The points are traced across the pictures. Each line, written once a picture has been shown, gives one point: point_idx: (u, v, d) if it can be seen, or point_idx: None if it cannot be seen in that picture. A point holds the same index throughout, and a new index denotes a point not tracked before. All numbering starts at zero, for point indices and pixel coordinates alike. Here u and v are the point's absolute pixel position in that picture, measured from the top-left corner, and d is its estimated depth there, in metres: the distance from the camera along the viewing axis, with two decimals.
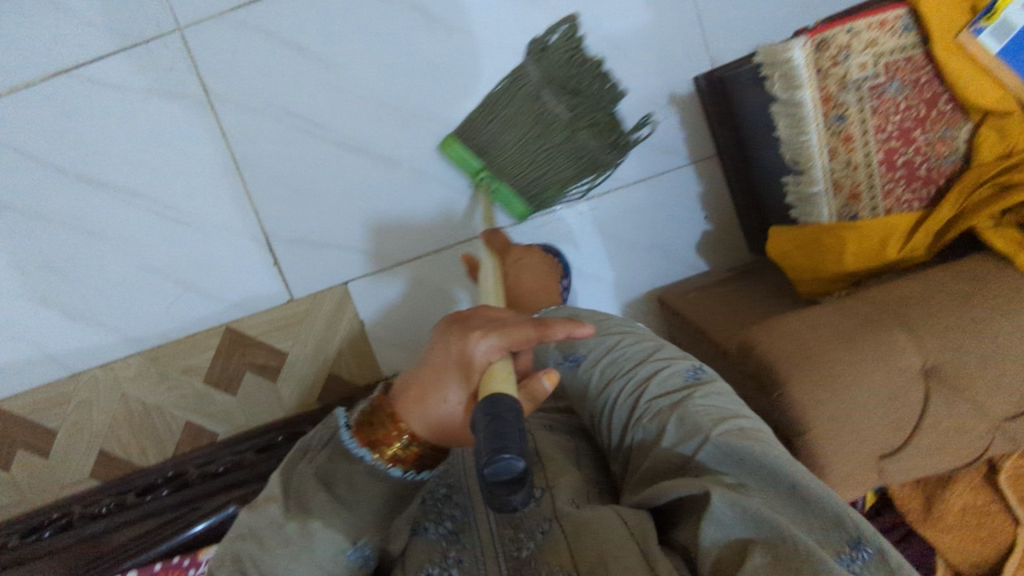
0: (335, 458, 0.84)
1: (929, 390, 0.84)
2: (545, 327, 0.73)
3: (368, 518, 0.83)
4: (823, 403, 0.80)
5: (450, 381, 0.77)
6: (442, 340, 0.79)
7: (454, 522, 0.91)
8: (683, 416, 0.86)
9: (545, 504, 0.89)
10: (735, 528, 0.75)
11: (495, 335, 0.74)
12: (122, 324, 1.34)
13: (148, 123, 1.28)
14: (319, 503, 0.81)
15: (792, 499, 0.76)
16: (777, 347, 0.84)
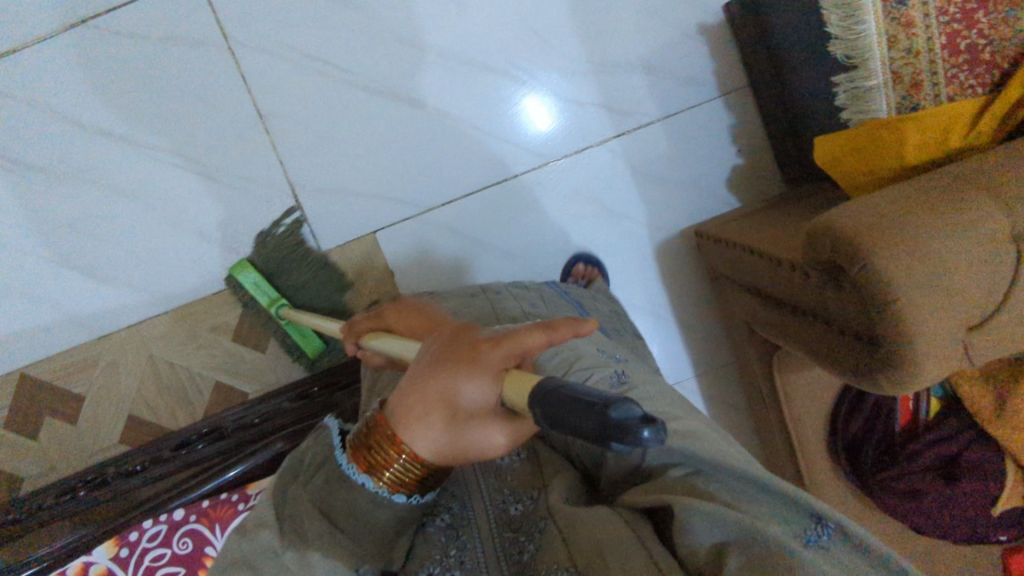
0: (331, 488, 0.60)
1: (1017, 278, 0.60)
2: (556, 327, 0.51)
3: (375, 541, 0.61)
4: (926, 297, 0.59)
5: (453, 390, 0.53)
6: (435, 355, 0.55)
7: (453, 516, 0.72)
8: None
9: (539, 506, 0.69)
10: (716, 529, 0.56)
11: (512, 339, 0.51)
12: (147, 283, 1.32)
13: (168, 74, 1.25)
14: (318, 533, 0.59)
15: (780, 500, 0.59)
16: (858, 219, 0.63)
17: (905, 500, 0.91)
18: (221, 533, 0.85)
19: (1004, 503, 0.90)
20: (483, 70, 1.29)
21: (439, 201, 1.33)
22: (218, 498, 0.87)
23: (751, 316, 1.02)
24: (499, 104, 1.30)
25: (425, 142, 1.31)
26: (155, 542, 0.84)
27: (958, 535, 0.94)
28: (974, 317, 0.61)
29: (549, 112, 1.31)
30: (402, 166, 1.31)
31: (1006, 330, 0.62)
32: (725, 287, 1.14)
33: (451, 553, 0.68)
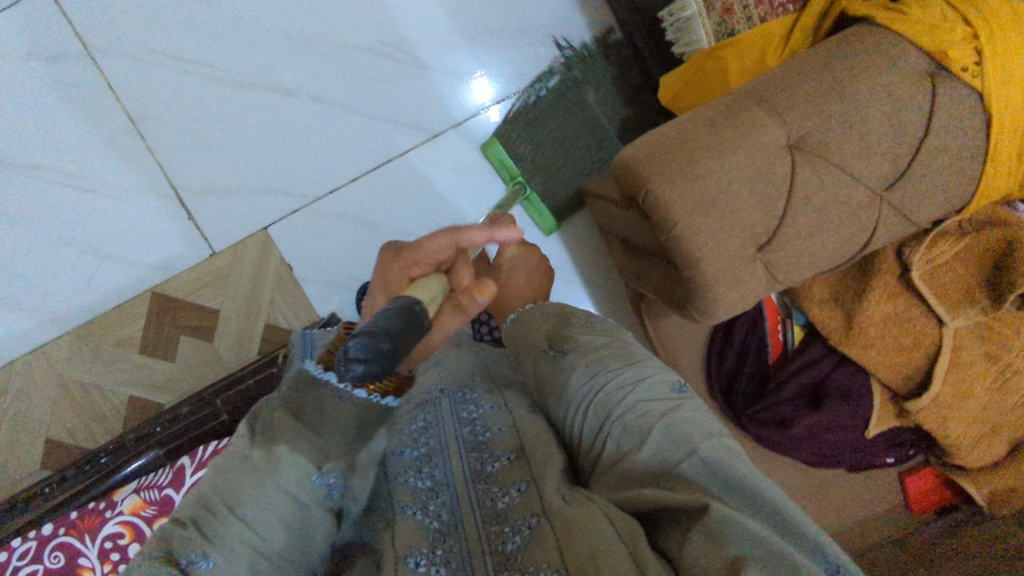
0: (306, 387, 0.68)
1: (794, 182, 0.67)
2: (458, 234, 0.69)
3: (347, 437, 0.67)
4: (701, 217, 0.64)
5: (387, 288, 0.70)
6: (384, 263, 0.74)
7: (436, 482, 0.69)
8: (672, 425, 0.71)
9: (532, 497, 0.66)
10: (731, 542, 0.57)
11: (425, 249, 0.69)
12: (46, 303, 1.29)
13: (32, 90, 1.22)
14: (289, 434, 0.64)
15: (777, 524, 0.61)
16: (642, 149, 0.67)
17: (775, 428, 0.97)
18: (91, 543, 0.84)
19: (876, 423, 0.96)
20: (352, 50, 1.27)
21: (326, 189, 1.30)
22: (87, 508, 0.85)
23: (620, 270, 1.07)
24: (373, 83, 1.28)
25: (303, 130, 1.28)
26: (24, 560, 0.84)
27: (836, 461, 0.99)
28: (761, 233, 0.67)
29: (425, 85, 1.29)
30: (283, 157, 1.28)
31: (801, 245, 0.70)
32: (609, 240, 1.12)
33: (439, 552, 0.62)
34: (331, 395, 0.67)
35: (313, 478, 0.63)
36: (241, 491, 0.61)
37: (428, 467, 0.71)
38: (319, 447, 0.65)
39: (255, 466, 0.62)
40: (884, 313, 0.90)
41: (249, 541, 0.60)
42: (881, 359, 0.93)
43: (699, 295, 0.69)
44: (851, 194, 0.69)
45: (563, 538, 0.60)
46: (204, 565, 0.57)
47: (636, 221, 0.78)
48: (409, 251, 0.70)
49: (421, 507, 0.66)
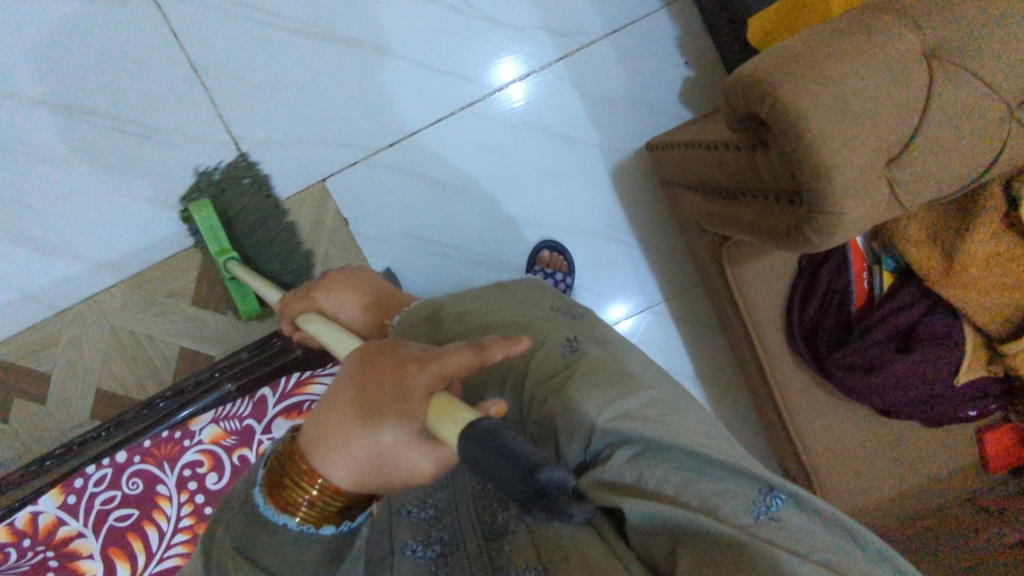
0: (251, 526, 0.50)
1: (930, 95, 0.57)
2: (482, 348, 0.42)
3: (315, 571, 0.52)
4: (836, 125, 0.56)
5: (383, 411, 0.44)
6: (377, 368, 0.46)
7: (441, 508, 0.61)
8: (571, 407, 0.53)
9: (522, 536, 0.54)
10: (659, 535, 0.47)
11: (434, 369, 0.43)
12: (96, 249, 1.25)
13: (96, 34, 1.20)
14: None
15: (702, 463, 0.48)
16: (764, 63, 0.61)
17: (860, 375, 0.86)
18: (170, 470, 0.84)
19: (965, 369, 0.84)
20: (417, 2, 1.26)
21: (387, 142, 1.29)
22: (162, 436, 0.85)
23: (702, 218, 0.98)
24: (436, 35, 1.27)
25: (364, 79, 1.27)
26: (101, 487, 0.83)
27: (922, 408, 0.89)
28: (892, 144, 0.58)
29: (488, 39, 1.28)
30: (343, 106, 1.27)
31: (932, 162, 0.59)
32: (678, 194, 1.11)
33: None
34: (288, 538, 0.50)
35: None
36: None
37: (435, 496, 0.63)
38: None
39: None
40: (989, 252, 0.75)
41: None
42: (980, 303, 0.79)
43: (819, 223, 0.62)
44: (997, 127, 0.58)
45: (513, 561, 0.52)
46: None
47: (755, 138, 0.69)
48: (409, 362, 0.44)
49: (421, 537, 0.58)
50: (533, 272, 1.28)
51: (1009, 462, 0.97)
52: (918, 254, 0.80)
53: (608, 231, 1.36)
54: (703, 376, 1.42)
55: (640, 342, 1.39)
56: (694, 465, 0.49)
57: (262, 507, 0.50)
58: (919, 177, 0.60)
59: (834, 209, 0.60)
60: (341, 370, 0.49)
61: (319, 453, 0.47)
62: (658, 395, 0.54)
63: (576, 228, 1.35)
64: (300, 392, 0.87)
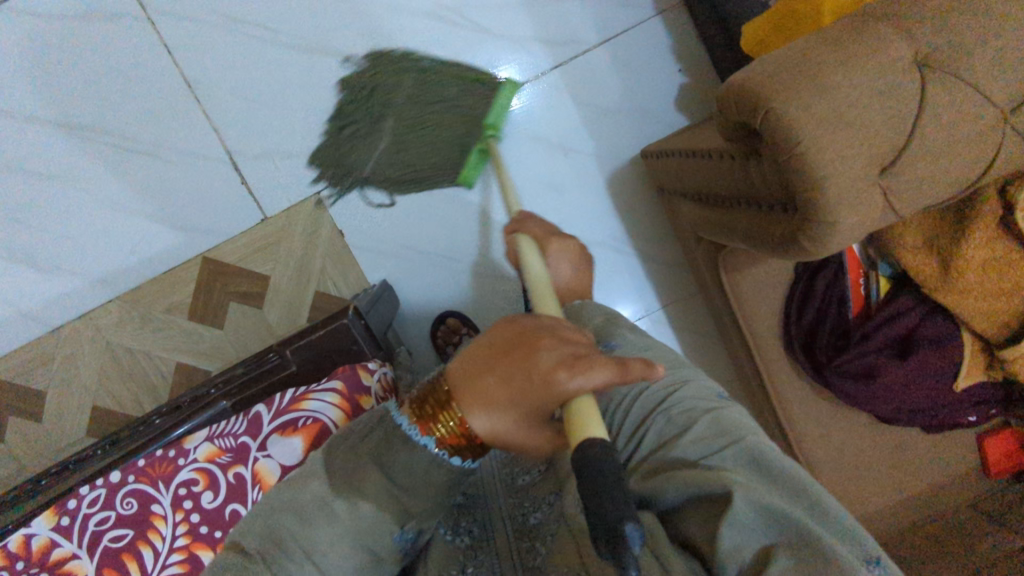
0: (391, 436, 0.55)
1: (924, 101, 0.56)
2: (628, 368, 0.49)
3: (430, 500, 0.56)
4: (828, 132, 0.56)
5: (523, 387, 0.51)
6: (522, 349, 0.52)
7: (473, 503, 0.68)
8: (719, 419, 0.56)
9: (555, 510, 0.58)
10: (756, 531, 0.47)
11: (583, 372, 0.49)
12: (90, 265, 1.24)
13: (92, 49, 1.20)
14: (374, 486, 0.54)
15: (816, 505, 0.47)
16: (759, 70, 0.61)
17: (860, 381, 0.85)
18: (165, 489, 0.83)
19: (965, 376, 0.84)
20: (412, 13, 1.26)
21: (382, 154, 1.29)
22: (157, 455, 0.85)
23: (698, 226, 0.97)
24: (432, 47, 1.27)
25: (358, 92, 1.27)
26: (96, 507, 0.82)
27: (922, 415, 0.89)
28: (885, 152, 0.58)
29: (482, 50, 1.28)
30: (338, 120, 1.27)
31: (927, 169, 0.59)
32: (674, 201, 1.10)
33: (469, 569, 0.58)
34: (421, 454, 0.54)
35: (392, 535, 0.54)
36: (315, 534, 0.52)
37: (470, 492, 0.70)
38: (402, 506, 0.54)
39: (335, 516, 0.53)
40: (985, 258, 0.75)
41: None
42: (978, 308, 0.78)
43: (815, 232, 0.61)
44: (992, 131, 0.58)
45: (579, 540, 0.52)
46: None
47: (750, 148, 0.69)
48: (557, 362, 0.50)
49: (453, 526, 0.63)
50: None
51: (1014, 467, 0.96)
52: (915, 259, 0.79)
53: (605, 239, 1.36)
54: None
55: None
56: (809, 510, 0.47)
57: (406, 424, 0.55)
58: (913, 182, 0.59)
59: (830, 217, 0.59)
60: (495, 338, 0.54)
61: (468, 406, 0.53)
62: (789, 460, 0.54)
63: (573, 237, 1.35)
64: (295, 408, 0.86)
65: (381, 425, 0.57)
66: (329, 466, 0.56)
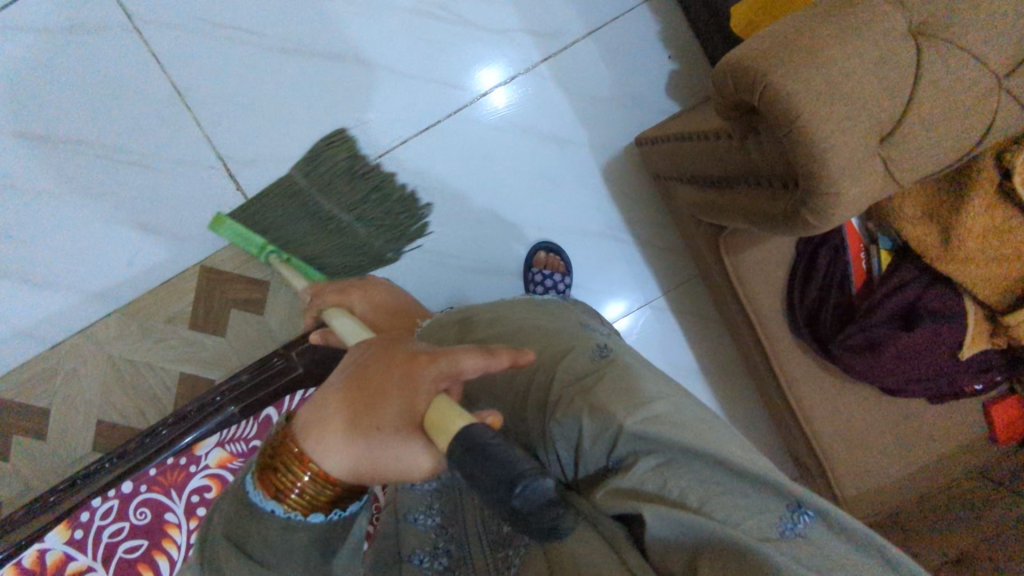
0: (242, 512, 0.50)
1: (921, 69, 0.57)
2: (495, 353, 0.46)
3: (307, 557, 0.51)
4: (828, 103, 0.56)
5: (389, 397, 0.48)
6: (385, 366, 0.50)
7: (445, 516, 0.65)
8: (598, 413, 0.55)
9: (526, 515, 0.58)
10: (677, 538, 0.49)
11: (447, 362, 0.46)
12: (88, 278, 1.23)
13: (79, 64, 1.19)
14: (235, 568, 0.49)
15: (730, 471, 0.50)
16: (752, 47, 0.61)
17: (864, 356, 0.85)
18: (178, 497, 0.83)
19: (970, 345, 0.84)
20: (399, 13, 1.26)
21: (375, 155, 1.28)
22: (167, 463, 0.84)
23: (696, 209, 0.97)
24: (422, 47, 1.27)
25: (351, 94, 1.27)
26: (108, 519, 0.82)
27: (928, 384, 0.89)
28: (883, 123, 0.58)
29: (471, 46, 1.28)
30: (332, 122, 1.27)
31: (925, 136, 0.59)
32: (670, 187, 1.10)
33: None
34: (281, 523, 0.50)
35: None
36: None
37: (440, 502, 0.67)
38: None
39: None
40: (984, 226, 0.75)
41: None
42: (979, 277, 0.78)
43: (819, 205, 0.61)
44: (986, 98, 0.58)
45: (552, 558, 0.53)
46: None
47: (748, 126, 0.69)
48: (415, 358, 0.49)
49: (429, 548, 0.62)
50: (531, 275, 1.28)
51: (1018, 434, 0.97)
52: (915, 230, 0.79)
53: (603, 229, 1.36)
54: (708, 369, 1.41)
55: (642, 338, 1.38)
56: (729, 475, 0.50)
57: (262, 498, 0.50)
58: (913, 151, 0.60)
59: (834, 187, 0.59)
60: (339, 370, 0.53)
61: (326, 420, 0.49)
62: (690, 412, 0.54)
63: (570, 229, 1.34)
64: None
65: (232, 498, 0.52)
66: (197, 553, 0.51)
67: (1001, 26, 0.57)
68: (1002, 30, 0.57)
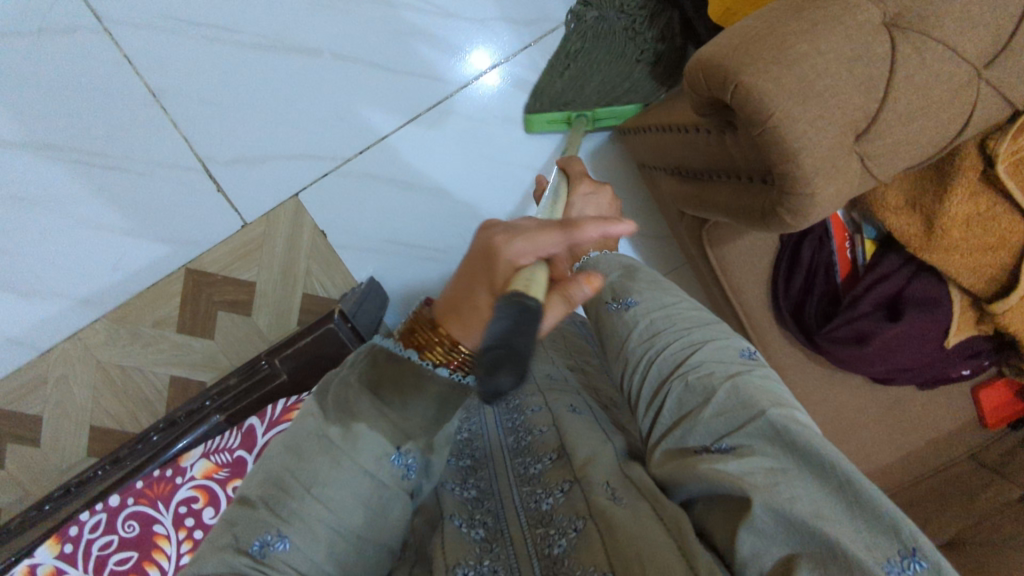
0: (379, 360, 0.51)
1: (893, 67, 0.55)
2: (576, 226, 0.48)
3: (429, 418, 0.50)
4: (800, 103, 0.55)
5: (477, 283, 0.48)
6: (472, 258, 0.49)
7: (481, 491, 0.61)
8: (735, 392, 0.56)
9: (575, 498, 0.55)
10: (773, 540, 0.47)
11: (526, 238, 0.47)
12: (73, 284, 1.22)
13: (50, 66, 1.17)
14: (364, 406, 0.49)
15: (843, 496, 0.47)
16: (724, 44, 0.59)
17: (852, 347, 0.84)
18: (166, 509, 0.83)
19: (955, 332, 0.83)
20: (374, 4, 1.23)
21: (357, 151, 1.27)
22: (154, 476, 0.84)
23: (680, 201, 0.96)
24: (401, 39, 1.24)
25: (329, 91, 1.24)
26: (98, 532, 0.82)
27: (915, 373, 0.89)
28: (858, 122, 0.56)
29: (449, 37, 1.26)
30: (312, 120, 1.25)
31: (901, 133, 0.58)
32: (654, 177, 1.08)
33: (486, 561, 0.51)
34: (413, 372, 0.50)
35: (391, 457, 0.49)
36: (315, 468, 0.47)
37: (474, 479, 0.63)
38: (401, 426, 0.49)
39: (332, 446, 0.48)
40: (967, 214, 0.74)
41: (328, 526, 0.47)
42: (965, 266, 0.77)
43: (795, 205, 0.60)
44: (963, 93, 0.57)
45: (608, 535, 0.49)
46: (281, 548, 0.45)
47: (725, 122, 0.67)
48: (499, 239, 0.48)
49: (466, 516, 0.56)
50: None
51: (1009, 416, 0.96)
52: (897, 220, 0.78)
53: None
54: None
55: None
56: (838, 504, 0.47)
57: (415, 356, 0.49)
58: (886, 146, 0.58)
59: (810, 189, 0.58)
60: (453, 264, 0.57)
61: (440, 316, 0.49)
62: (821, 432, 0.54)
63: None
64: (288, 418, 0.86)
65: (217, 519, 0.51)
66: (321, 402, 0.50)
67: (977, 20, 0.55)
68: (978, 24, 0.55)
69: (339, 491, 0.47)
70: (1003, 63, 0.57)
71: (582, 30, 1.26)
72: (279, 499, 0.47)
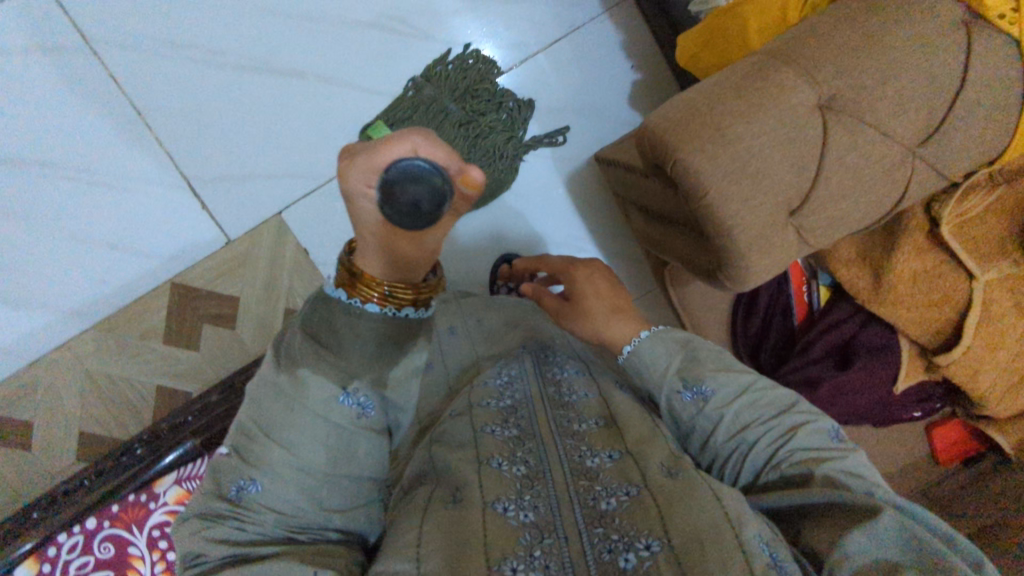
0: (330, 304, 0.49)
1: (824, 148, 0.57)
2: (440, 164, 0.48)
3: (369, 354, 0.49)
4: (734, 185, 0.57)
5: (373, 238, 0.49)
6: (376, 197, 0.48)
7: (521, 430, 0.59)
8: (833, 480, 0.53)
9: (630, 468, 0.54)
10: (888, 548, 0.46)
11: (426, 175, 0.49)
12: (56, 299, 1.16)
13: (28, 80, 1.12)
14: (300, 350, 0.49)
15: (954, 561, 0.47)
16: (667, 115, 0.60)
17: (802, 390, 0.85)
18: (139, 532, 0.88)
19: (904, 379, 0.84)
20: (360, 26, 1.23)
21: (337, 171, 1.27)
22: (129, 500, 0.89)
23: (646, 239, 0.98)
24: (385, 60, 1.24)
25: (313, 113, 1.23)
26: (75, 553, 0.87)
27: (866, 416, 0.91)
28: (791, 198, 0.58)
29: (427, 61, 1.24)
30: (293, 142, 1.23)
31: (834, 207, 0.60)
32: (627, 207, 1.09)
33: (526, 497, 0.51)
34: (342, 310, 0.49)
35: (339, 399, 0.48)
36: (275, 417, 0.48)
37: (516, 419, 0.62)
38: (344, 369, 0.48)
39: (284, 393, 0.48)
40: (914, 269, 0.76)
41: (300, 469, 0.48)
42: (911, 317, 0.79)
43: (731, 271, 0.62)
44: (894, 170, 0.59)
45: (668, 511, 0.49)
46: (252, 490, 0.48)
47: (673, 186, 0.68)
48: None
49: (507, 455, 0.56)
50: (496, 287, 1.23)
51: (958, 453, 1.00)
52: (846, 271, 0.80)
53: (573, 240, 1.33)
54: None
55: None
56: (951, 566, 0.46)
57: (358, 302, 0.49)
58: (820, 220, 0.60)
59: (742, 260, 0.60)
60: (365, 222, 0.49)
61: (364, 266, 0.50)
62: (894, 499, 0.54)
63: (540, 240, 1.31)
64: None
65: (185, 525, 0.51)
66: (277, 357, 0.50)
67: (910, 103, 0.56)
68: (910, 107, 0.56)
69: (297, 434, 0.48)
70: (934, 146, 0.58)
71: (415, 102, 1.19)
72: (247, 449, 0.48)
